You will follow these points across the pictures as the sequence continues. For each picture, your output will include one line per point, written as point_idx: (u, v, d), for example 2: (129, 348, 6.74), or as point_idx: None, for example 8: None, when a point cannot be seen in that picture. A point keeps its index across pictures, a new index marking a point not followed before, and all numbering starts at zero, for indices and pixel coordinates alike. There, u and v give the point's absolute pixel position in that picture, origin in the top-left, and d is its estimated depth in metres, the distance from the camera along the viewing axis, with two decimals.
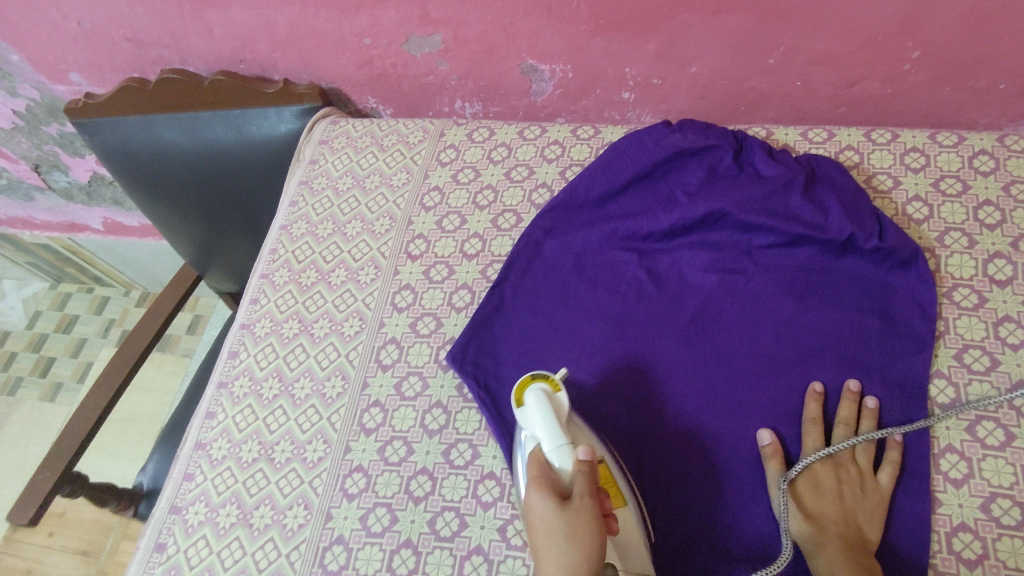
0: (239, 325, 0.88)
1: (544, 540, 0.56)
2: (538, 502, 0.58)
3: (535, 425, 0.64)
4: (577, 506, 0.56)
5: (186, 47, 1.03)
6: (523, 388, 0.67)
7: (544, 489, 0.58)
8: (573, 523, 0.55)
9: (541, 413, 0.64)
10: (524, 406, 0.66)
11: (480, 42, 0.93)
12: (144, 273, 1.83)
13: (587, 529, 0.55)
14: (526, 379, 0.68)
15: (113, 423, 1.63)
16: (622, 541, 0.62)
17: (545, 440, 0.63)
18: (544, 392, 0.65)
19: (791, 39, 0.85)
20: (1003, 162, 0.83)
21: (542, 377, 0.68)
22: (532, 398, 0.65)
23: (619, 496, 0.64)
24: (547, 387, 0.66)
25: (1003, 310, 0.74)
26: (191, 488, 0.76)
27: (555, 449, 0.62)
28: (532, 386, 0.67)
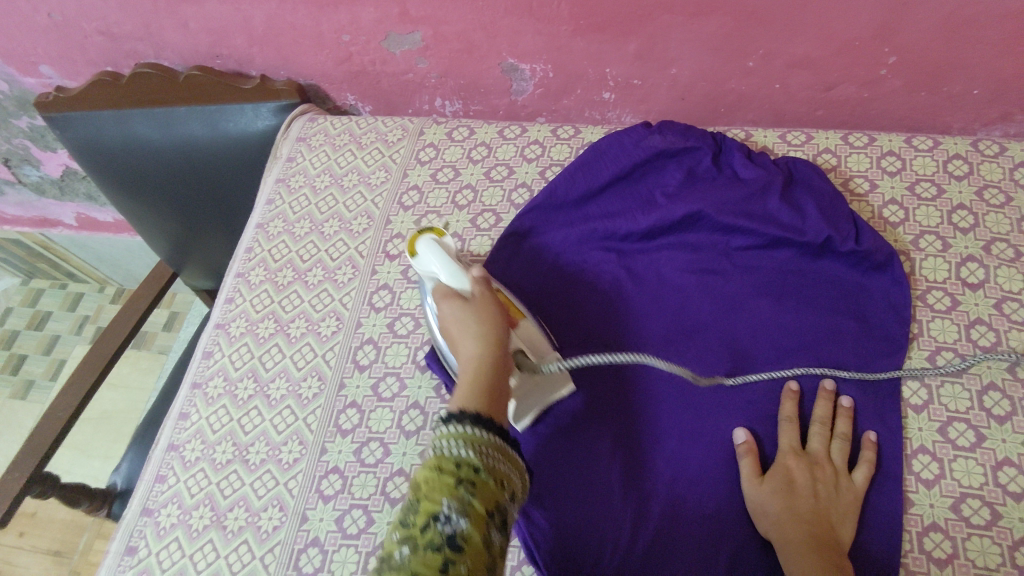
0: (213, 324, 0.86)
1: (459, 337, 0.61)
2: (445, 308, 0.62)
3: (429, 264, 0.66)
4: (481, 299, 0.63)
5: (161, 41, 1.01)
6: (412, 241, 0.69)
7: (448, 298, 0.62)
8: (479, 310, 0.61)
9: (437, 256, 0.66)
10: (418, 254, 0.68)
11: (460, 40, 0.93)
12: (119, 269, 1.80)
13: (490, 313, 0.62)
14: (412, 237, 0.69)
15: (87, 421, 1.60)
16: (526, 337, 0.68)
17: (444, 272, 0.65)
18: (434, 238, 0.68)
19: (770, 42, 0.86)
20: (976, 166, 0.84)
21: (430, 230, 0.70)
22: (422, 245, 0.67)
23: (520, 312, 0.70)
24: (435, 234, 0.69)
25: (975, 313, 0.75)
26: (163, 490, 0.75)
27: (452, 276, 0.64)
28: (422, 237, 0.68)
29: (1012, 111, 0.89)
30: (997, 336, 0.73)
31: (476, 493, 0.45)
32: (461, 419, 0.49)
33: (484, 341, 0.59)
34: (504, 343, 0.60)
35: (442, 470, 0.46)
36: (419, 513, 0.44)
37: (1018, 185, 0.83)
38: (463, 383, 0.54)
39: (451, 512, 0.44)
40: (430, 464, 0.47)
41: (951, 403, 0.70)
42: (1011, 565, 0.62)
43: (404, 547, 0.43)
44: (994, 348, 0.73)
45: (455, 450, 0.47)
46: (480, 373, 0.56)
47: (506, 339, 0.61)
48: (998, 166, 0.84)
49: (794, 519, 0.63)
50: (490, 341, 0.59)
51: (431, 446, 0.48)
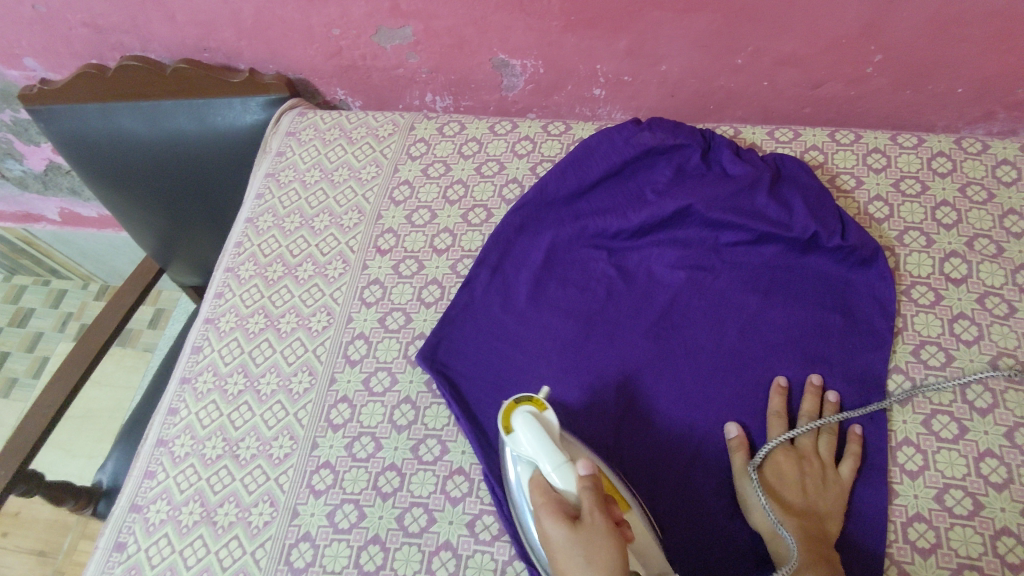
0: (202, 319, 0.86)
1: (568, 564, 0.53)
2: (555, 531, 0.55)
3: (529, 450, 0.62)
4: (595, 531, 0.54)
5: (147, 34, 1.00)
6: (509, 412, 0.65)
7: (558, 518, 0.55)
8: (589, 545, 0.53)
9: (535, 442, 0.61)
10: (514, 433, 0.63)
11: (450, 35, 0.93)
12: (104, 265, 1.78)
13: (608, 546, 0.53)
14: (509, 405, 0.65)
15: (71, 419, 1.59)
16: (643, 551, 0.59)
17: (546, 465, 0.60)
18: (532, 414, 0.63)
19: (759, 40, 0.86)
20: (959, 164, 0.86)
21: (527, 400, 0.66)
22: (521, 426, 0.63)
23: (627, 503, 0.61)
24: (535, 411, 0.64)
25: (958, 307, 0.76)
26: (152, 485, 0.75)
27: (556, 470, 0.59)
28: (519, 410, 0.64)
29: (995, 110, 0.90)
30: (979, 329, 0.75)
31: None
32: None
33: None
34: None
35: None
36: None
37: (1000, 183, 0.84)
38: None
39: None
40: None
41: (934, 396, 0.71)
42: (992, 554, 0.64)
43: None
44: (977, 341, 0.74)
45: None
46: None
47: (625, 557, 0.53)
48: (981, 164, 0.85)
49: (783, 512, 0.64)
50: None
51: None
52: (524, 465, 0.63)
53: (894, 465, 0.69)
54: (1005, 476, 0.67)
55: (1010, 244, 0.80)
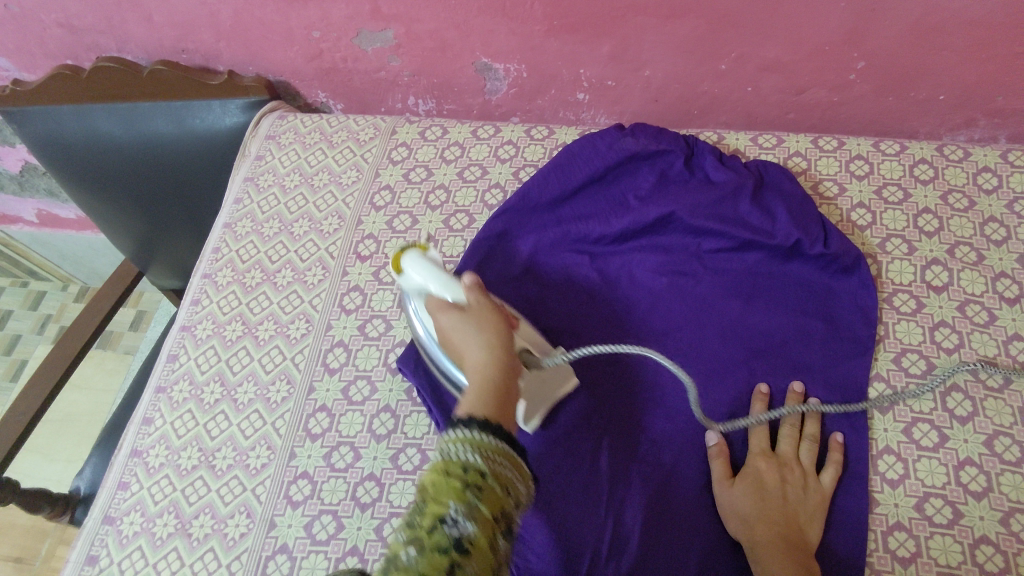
0: (178, 326, 0.84)
1: (461, 342, 0.58)
2: (445, 320, 0.59)
3: (419, 278, 0.64)
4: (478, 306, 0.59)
5: (124, 35, 0.98)
6: (397, 260, 0.67)
7: (445, 309, 0.60)
8: (479, 321, 0.58)
9: (423, 269, 0.63)
10: (404, 271, 0.65)
11: (432, 38, 0.92)
12: (83, 267, 1.75)
13: (493, 321, 0.58)
14: (395, 254, 0.67)
15: (49, 424, 1.56)
16: (529, 337, 0.66)
17: (433, 285, 0.62)
18: (416, 253, 0.66)
19: (742, 46, 0.86)
20: (941, 171, 0.86)
21: (412, 244, 0.68)
22: (408, 261, 0.65)
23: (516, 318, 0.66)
24: (418, 249, 0.66)
25: (939, 315, 0.76)
26: (126, 497, 0.73)
27: (443, 287, 0.62)
28: (405, 254, 0.66)
29: (976, 117, 0.91)
30: (959, 337, 0.75)
31: (483, 497, 0.43)
32: (472, 424, 0.46)
33: (485, 342, 0.56)
34: (510, 349, 0.57)
35: (449, 474, 0.43)
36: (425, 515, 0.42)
37: (981, 190, 0.84)
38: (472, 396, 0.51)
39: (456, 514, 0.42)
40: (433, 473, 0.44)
41: (915, 404, 0.71)
42: (971, 563, 0.64)
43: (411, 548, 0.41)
44: (957, 349, 0.74)
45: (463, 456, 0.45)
46: (489, 378, 0.53)
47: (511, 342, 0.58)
48: (962, 171, 0.86)
49: (763, 520, 0.64)
50: (493, 346, 0.56)
51: (432, 455, 0.46)
52: (418, 291, 0.65)
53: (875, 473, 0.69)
54: (984, 484, 0.67)
55: (991, 251, 0.80)
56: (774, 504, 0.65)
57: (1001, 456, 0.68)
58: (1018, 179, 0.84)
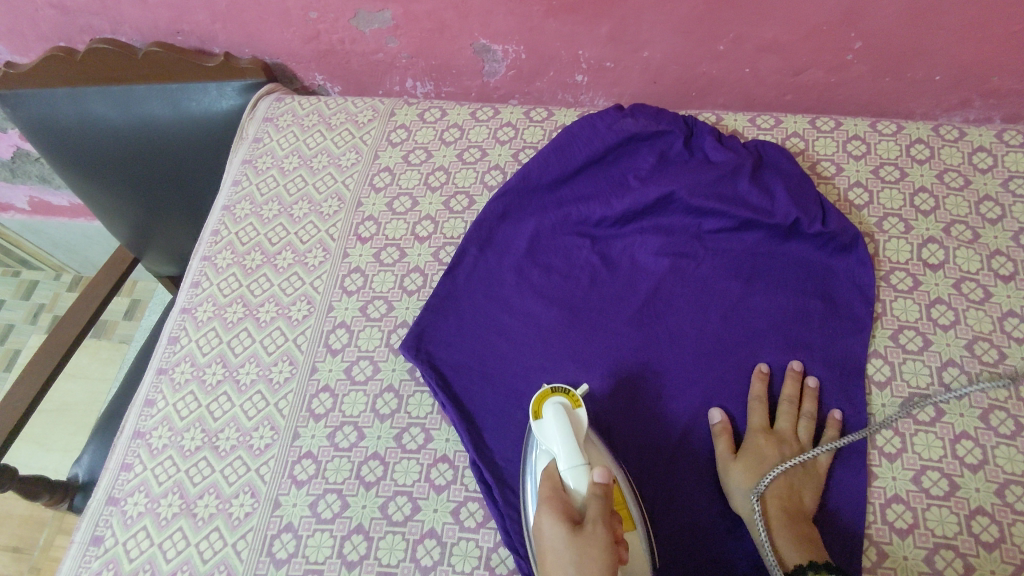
0: (178, 309, 0.84)
1: (555, 563, 0.54)
2: (551, 529, 0.56)
3: (552, 445, 0.63)
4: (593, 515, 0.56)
5: (118, 16, 0.97)
6: (543, 399, 0.67)
7: (558, 519, 0.56)
8: (585, 552, 0.54)
9: (561, 432, 0.63)
10: (544, 419, 0.65)
11: (430, 19, 0.91)
12: (76, 255, 1.74)
13: (597, 547, 0.54)
14: (544, 393, 0.67)
15: (45, 413, 1.55)
16: (635, 572, 0.59)
17: (563, 460, 0.62)
18: (563, 407, 0.65)
19: (741, 26, 0.86)
20: (938, 151, 0.87)
21: (563, 393, 0.68)
22: (552, 415, 0.64)
23: (630, 521, 0.62)
24: (569, 407, 0.65)
25: (936, 292, 0.77)
26: (129, 479, 0.73)
27: (570, 469, 0.61)
28: (552, 400, 0.66)
29: (972, 97, 0.91)
30: (956, 314, 0.76)
31: None
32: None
33: (585, 565, 0.53)
34: None
35: None
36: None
37: (977, 169, 0.85)
38: None
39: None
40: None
41: (912, 379, 0.73)
42: (967, 533, 0.65)
43: None
44: (954, 326, 0.75)
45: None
46: None
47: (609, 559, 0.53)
48: (958, 151, 0.86)
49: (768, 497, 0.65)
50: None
51: None
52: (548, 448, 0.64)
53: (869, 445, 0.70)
54: (980, 457, 0.68)
55: (986, 230, 0.81)
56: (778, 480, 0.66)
57: (996, 430, 0.69)
58: (1013, 158, 0.85)
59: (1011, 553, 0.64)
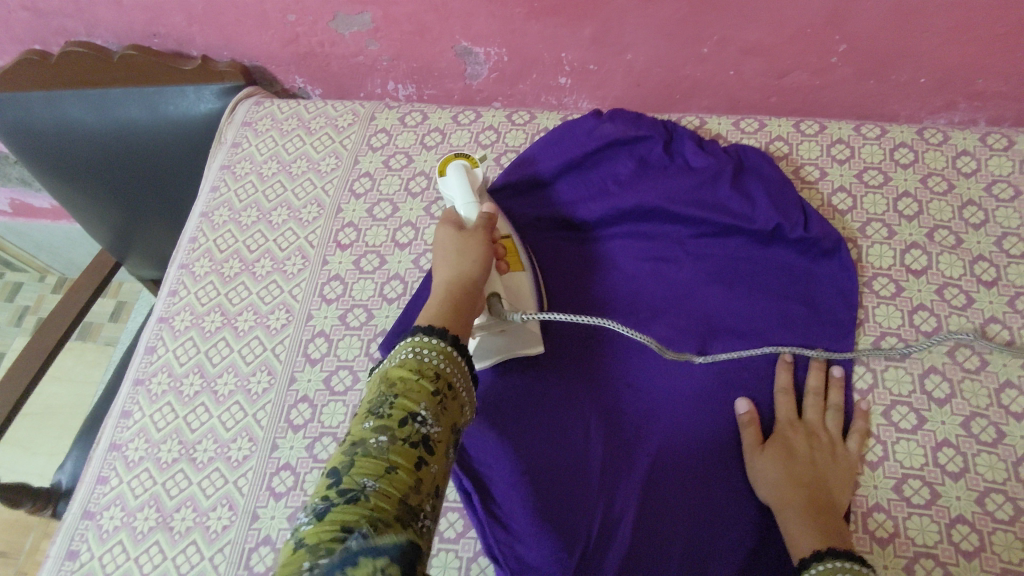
0: (156, 318, 0.83)
1: (439, 258, 0.64)
2: (443, 233, 0.66)
3: (450, 193, 0.72)
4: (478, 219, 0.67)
5: (92, 18, 0.96)
6: (445, 163, 0.74)
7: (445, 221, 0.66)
8: (465, 243, 0.64)
9: (459, 185, 0.71)
10: (445, 176, 0.72)
11: (410, 22, 0.90)
12: (60, 257, 1.72)
13: (473, 246, 0.63)
14: (444, 161, 0.74)
15: (29, 417, 1.54)
16: (510, 285, 0.71)
17: (458, 200, 0.70)
18: (463, 167, 0.72)
19: (724, 29, 0.85)
20: (921, 155, 0.86)
21: (464, 156, 0.74)
22: (451, 170, 0.72)
23: (517, 261, 0.73)
24: (464, 162, 0.73)
25: (918, 298, 0.77)
26: (106, 492, 0.72)
27: (464, 206, 0.69)
28: (454, 163, 0.73)
29: (956, 100, 0.91)
30: (939, 321, 0.76)
31: (446, 404, 0.49)
32: (426, 332, 0.53)
33: (466, 257, 0.62)
34: (483, 279, 0.62)
35: (421, 375, 0.49)
36: (395, 405, 0.47)
37: (961, 173, 0.85)
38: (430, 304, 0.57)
39: (426, 415, 0.47)
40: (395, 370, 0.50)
41: (894, 387, 0.72)
42: (948, 542, 0.65)
43: (380, 435, 0.45)
44: (936, 332, 0.75)
45: (420, 358, 0.51)
46: (446, 293, 0.59)
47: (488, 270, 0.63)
48: (941, 154, 0.86)
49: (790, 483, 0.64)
50: (464, 270, 0.61)
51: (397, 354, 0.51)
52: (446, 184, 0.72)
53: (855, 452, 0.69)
54: (961, 465, 0.68)
55: (969, 235, 0.81)
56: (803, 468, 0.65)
57: (977, 438, 0.69)
58: (997, 162, 0.85)
59: (991, 562, 0.63)
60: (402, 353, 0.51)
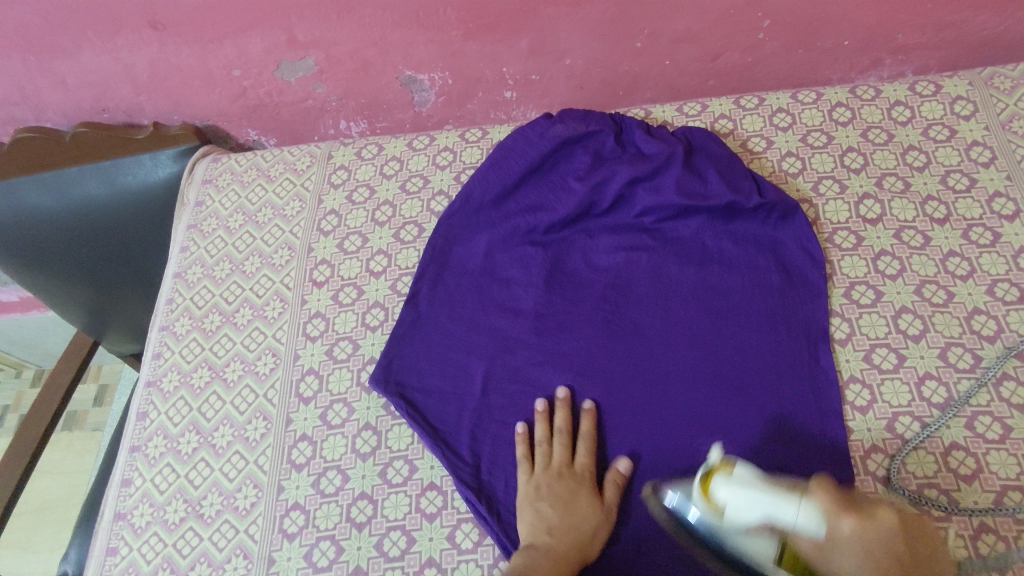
0: (144, 383, 0.83)
1: (837, 534, 0.49)
2: (843, 524, 0.48)
3: (749, 513, 0.53)
4: (848, 536, 0.48)
5: (40, 103, 0.98)
6: (704, 488, 0.57)
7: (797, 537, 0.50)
8: (864, 543, 0.48)
9: (763, 502, 0.52)
10: (715, 502, 0.55)
11: (353, 60, 0.93)
12: (34, 350, 1.69)
13: None
14: (702, 483, 0.57)
15: (24, 516, 1.50)
16: (845, 547, 0.48)
17: (778, 513, 0.51)
18: (727, 477, 0.55)
19: (652, 22, 0.89)
20: (858, 112, 0.91)
21: (722, 466, 0.57)
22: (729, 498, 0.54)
23: (882, 515, 0.49)
24: (732, 472, 0.56)
25: (879, 245, 0.80)
26: (116, 562, 0.71)
27: (795, 516, 0.51)
28: (715, 484, 0.56)
29: (882, 56, 0.96)
30: (902, 263, 0.79)
31: None
32: None
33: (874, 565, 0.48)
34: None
35: None
36: None
37: (897, 123, 0.89)
38: None
39: None
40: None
41: (871, 331, 0.75)
42: (945, 469, 0.66)
43: None
44: (901, 274, 0.78)
45: None
46: None
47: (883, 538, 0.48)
48: (876, 108, 0.90)
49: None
50: None
51: None
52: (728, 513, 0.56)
53: (558, 438, 0.70)
54: (946, 395, 0.70)
55: (915, 178, 0.84)
56: (891, 530, 0.49)
57: (955, 366, 0.72)
58: (929, 107, 0.89)
59: (990, 481, 0.65)
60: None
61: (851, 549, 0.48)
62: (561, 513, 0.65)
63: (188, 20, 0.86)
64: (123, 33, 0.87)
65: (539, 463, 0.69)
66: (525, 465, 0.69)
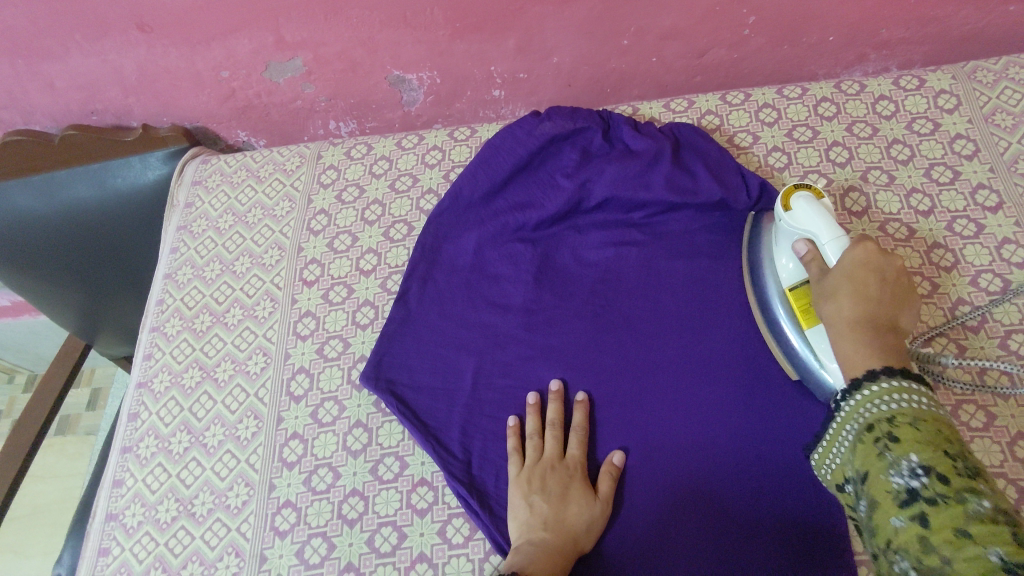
0: (134, 384, 0.83)
1: (845, 270, 0.61)
2: (857, 247, 0.62)
3: (808, 226, 0.66)
4: (852, 267, 0.61)
5: (28, 106, 0.98)
6: (787, 197, 0.69)
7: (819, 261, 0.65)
8: (868, 266, 0.61)
9: (815, 222, 0.66)
10: (791, 210, 0.68)
11: (341, 60, 0.93)
12: (27, 354, 1.69)
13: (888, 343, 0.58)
14: (789, 189, 0.70)
15: (18, 520, 1.50)
16: (854, 264, 0.61)
17: (824, 236, 0.64)
18: (812, 199, 0.67)
19: (638, 19, 0.90)
20: (843, 106, 0.91)
21: (809, 189, 0.70)
22: (801, 204, 0.67)
23: (898, 272, 0.62)
24: (814, 197, 0.68)
25: (864, 238, 0.81)
26: (109, 562, 0.72)
27: (830, 244, 0.64)
28: (797, 197, 0.69)
29: (866, 51, 0.96)
30: (887, 255, 0.79)
31: None
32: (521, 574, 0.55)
33: (867, 297, 0.60)
34: (881, 313, 0.59)
35: None
36: None
37: (882, 117, 0.90)
38: (867, 334, 0.58)
39: None
40: (863, 420, 0.54)
41: None
42: None
43: None
44: None
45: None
46: (857, 315, 0.59)
47: (885, 267, 0.61)
48: (861, 103, 0.91)
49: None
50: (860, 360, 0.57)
51: None
52: (785, 270, 0.70)
53: (550, 430, 0.70)
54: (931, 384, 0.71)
55: (900, 171, 0.85)
56: (889, 269, 0.61)
57: (941, 356, 0.72)
58: (913, 101, 0.90)
59: None
60: (858, 401, 0.55)
61: (842, 279, 0.61)
62: (555, 506, 0.65)
63: (176, 22, 0.86)
64: (111, 35, 0.88)
65: (531, 456, 0.69)
66: (517, 458, 0.69)
